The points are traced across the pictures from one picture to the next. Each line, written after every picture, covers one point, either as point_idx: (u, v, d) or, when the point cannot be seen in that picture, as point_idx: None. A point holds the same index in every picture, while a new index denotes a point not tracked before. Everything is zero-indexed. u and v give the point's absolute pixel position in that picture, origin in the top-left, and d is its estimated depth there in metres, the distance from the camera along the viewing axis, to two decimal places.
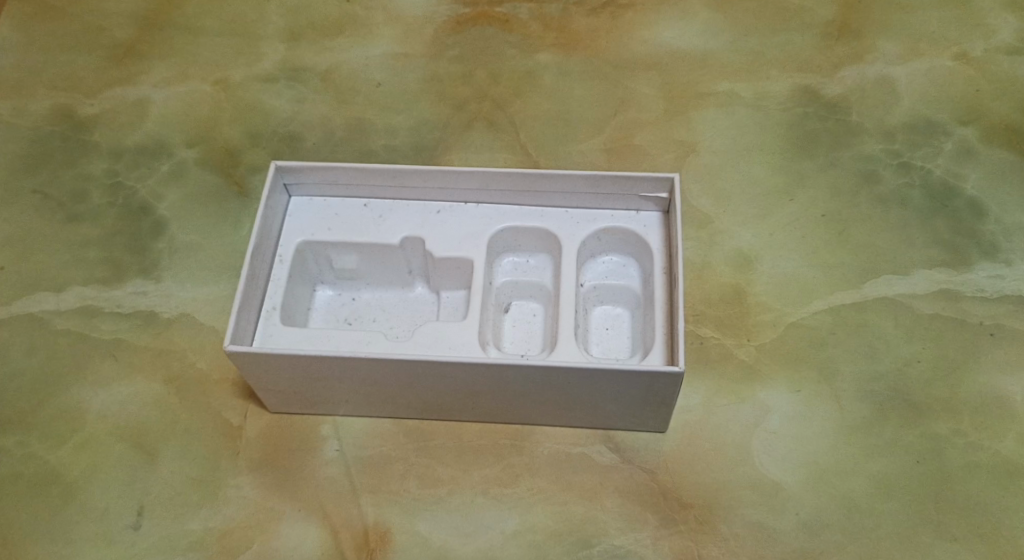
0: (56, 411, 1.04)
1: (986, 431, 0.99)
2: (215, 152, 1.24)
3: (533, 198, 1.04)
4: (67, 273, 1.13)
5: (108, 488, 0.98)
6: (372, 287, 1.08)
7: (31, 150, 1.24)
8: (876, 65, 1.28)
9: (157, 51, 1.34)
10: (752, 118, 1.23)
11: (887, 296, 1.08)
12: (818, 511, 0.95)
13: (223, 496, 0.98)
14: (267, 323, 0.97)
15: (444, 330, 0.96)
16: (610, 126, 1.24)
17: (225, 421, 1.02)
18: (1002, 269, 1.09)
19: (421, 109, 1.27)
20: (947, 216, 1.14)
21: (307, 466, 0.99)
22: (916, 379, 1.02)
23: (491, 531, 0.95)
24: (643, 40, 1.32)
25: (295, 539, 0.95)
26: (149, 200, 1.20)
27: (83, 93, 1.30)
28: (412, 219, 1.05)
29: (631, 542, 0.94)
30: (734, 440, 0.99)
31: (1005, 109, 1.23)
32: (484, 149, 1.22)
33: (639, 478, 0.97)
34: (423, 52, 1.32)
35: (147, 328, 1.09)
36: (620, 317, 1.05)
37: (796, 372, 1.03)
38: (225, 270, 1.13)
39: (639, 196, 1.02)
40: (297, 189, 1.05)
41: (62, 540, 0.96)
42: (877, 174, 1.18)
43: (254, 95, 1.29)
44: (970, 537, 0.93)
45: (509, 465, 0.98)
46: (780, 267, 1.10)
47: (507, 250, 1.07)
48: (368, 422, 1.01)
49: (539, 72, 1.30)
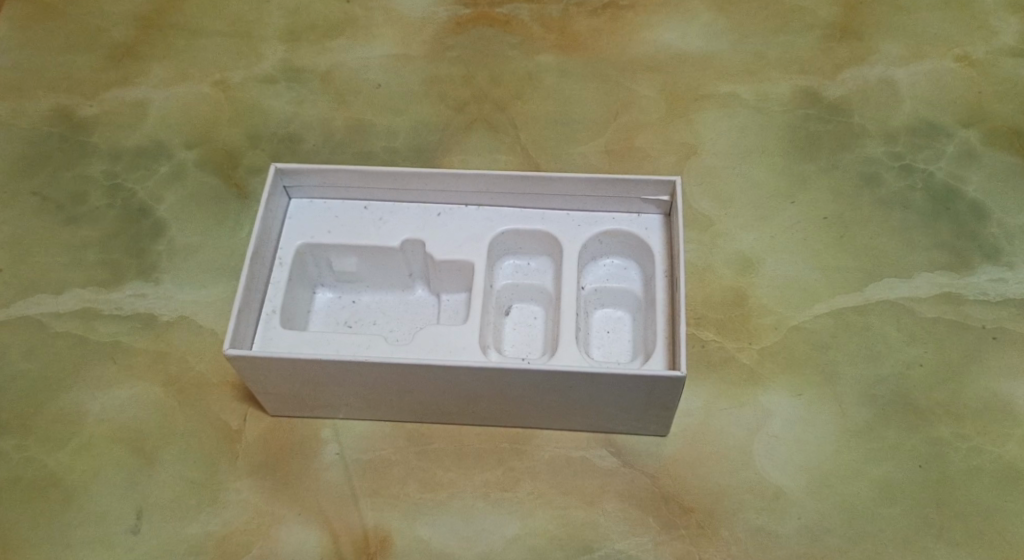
0: (55, 415, 1.03)
1: (988, 435, 0.99)
2: (215, 154, 1.23)
3: (533, 201, 1.04)
4: (66, 275, 1.13)
5: (108, 491, 0.98)
6: (372, 289, 1.08)
7: (30, 151, 1.24)
8: (878, 67, 1.27)
9: (156, 52, 1.33)
10: (753, 120, 1.23)
11: (889, 300, 1.07)
12: (819, 516, 0.94)
13: (222, 499, 0.97)
14: (266, 326, 0.97)
15: (444, 334, 0.96)
16: (611, 128, 1.23)
17: (224, 425, 1.02)
18: (1004, 273, 1.09)
19: (422, 111, 1.26)
20: (949, 219, 1.14)
21: (306, 470, 0.99)
22: (918, 383, 1.02)
23: (492, 535, 0.94)
24: (644, 41, 1.31)
25: (295, 544, 0.95)
26: (148, 202, 1.19)
27: (83, 94, 1.29)
28: (412, 221, 1.04)
29: (632, 546, 0.94)
30: (736, 444, 0.99)
31: (1008, 111, 1.23)
32: (484, 151, 1.22)
33: (640, 482, 0.97)
34: (423, 53, 1.32)
35: (146, 331, 1.08)
36: (621, 320, 1.04)
37: (798, 376, 1.02)
38: (225, 272, 1.13)
39: (640, 199, 1.02)
40: (296, 191, 1.05)
41: (61, 544, 0.95)
42: (879, 177, 1.17)
43: (254, 96, 1.29)
44: (972, 542, 0.93)
45: (509, 469, 0.98)
46: (781, 269, 1.10)
47: (507, 252, 1.06)
48: (368, 426, 1.01)
49: (540, 74, 1.29)
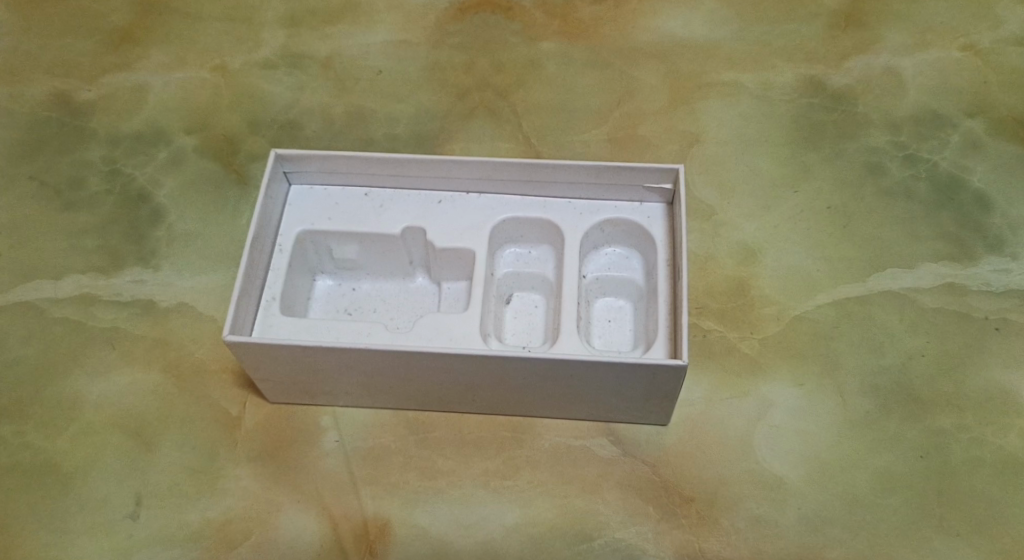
0: (54, 400, 1.03)
1: (990, 426, 0.98)
2: (214, 140, 1.22)
3: (535, 188, 1.03)
4: (65, 260, 1.12)
5: (106, 478, 0.98)
6: (372, 277, 1.07)
7: (28, 136, 1.23)
8: (882, 56, 1.26)
9: (156, 36, 1.32)
10: (757, 109, 1.22)
11: (892, 290, 1.07)
12: (820, 506, 0.94)
13: (221, 487, 0.97)
14: (266, 313, 0.96)
15: (445, 322, 0.95)
16: (613, 116, 1.23)
17: (224, 411, 1.01)
18: (1008, 263, 1.08)
19: (423, 98, 1.25)
20: (953, 209, 1.13)
21: (306, 457, 0.98)
22: (921, 374, 1.01)
23: (492, 524, 0.94)
24: (647, 29, 1.30)
25: (294, 531, 0.94)
26: (147, 188, 1.18)
27: (82, 78, 1.28)
28: (412, 209, 1.04)
29: (631, 536, 0.93)
30: (737, 434, 0.98)
31: (1013, 101, 1.22)
32: (485, 139, 1.21)
33: (641, 472, 0.97)
34: (424, 40, 1.31)
35: (145, 317, 1.08)
36: (621, 309, 1.04)
37: (800, 367, 1.02)
38: (224, 259, 1.12)
39: (642, 187, 1.01)
40: (296, 177, 1.04)
41: (59, 530, 0.95)
42: (882, 167, 1.17)
43: (254, 82, 1.28)
44: (972, 533, 0.92)
45: (509, 458, 0.98)
46: (783, 259, 1.09)
47: (508, 241, 1.06)
48: (367, 413, 1.01)
49: (542, 61, 1.28)
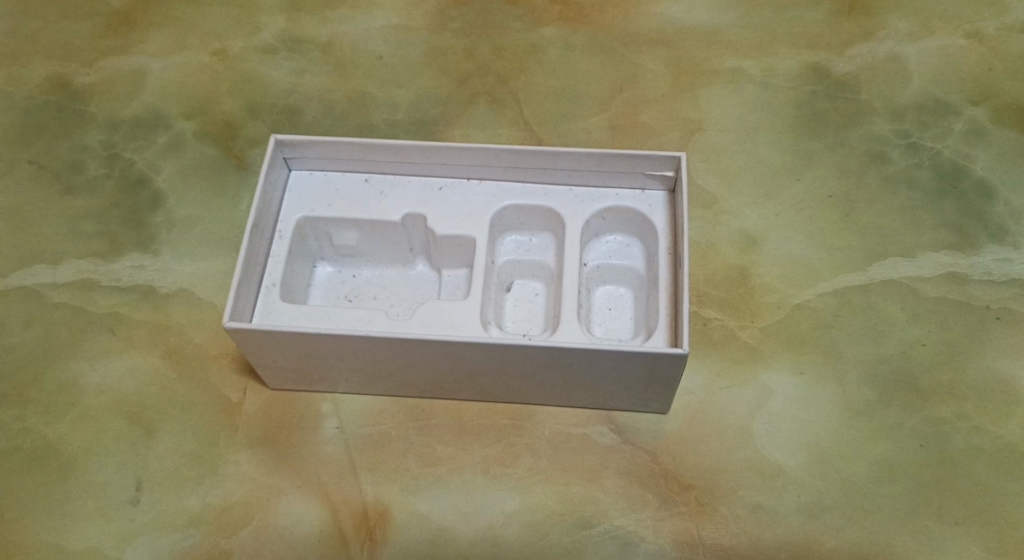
0: (54, 385, 1.03)
1: (989, 415, 0.98)
2: (214, 125, 1.22)
3: (536, 175, 1.02)
4: (64, 245, 1.12)
5: (106, 464, 0.98)
6: (372, 264, 1.07)
7: (27, 120, 1.22)
8: (887, 42, 1.25)
9: (155, 19, 1.31)
10: (759, 95, 1.22)
11: (893, 279, 1.06)
12: (819, 493, 0.94)
13: (221, 472, 0.97)
14: (266, 299, 0.96)
15: (445, 309, 0.95)
16: (615, 103, 1.22)
17: (224, 398, 1.01)
18: (1009, 252, 1.08)
19: (423, 83, 1.24)
20: (956, 198, 1.13)
21: (306, 444, 0.98)
22: (921, 363, 1.01)
23: (492, 510, 0.94)
24: (650, 15, 1.29)
25: (294, 517, 0.95)
26: (147, 173, 1.18)
27: (80, 61, 1.27)
28: (413, 195, 1.03)
29: (631, 522, 0.94)
30: (737, 422, 0.98)
31: (1016, 88, 1.21)
32: (486, 125, 1.20)
33: (640, 459, 0.97)
34: (425, 25, 1.30)
35: (145, 303, 1.07)
36: (622, 297, 1.04)
37: (800, 355, 1.02)
38: (225, 244, 1.12)
39: (643, 174, 1.00)
40: (296, 163, 1.04)
41: (60, 513, 0.95)
42: (885, 155, 1.16)
43: (254, 66, 1.27)
44: (971, 522, 0.93)
45: (509, 445, 0.98)
46: (785, 248, 1.09)
47: (508, 228, 1.06)
48: (367, 400, 1.01)
49: (544, 47, 1.28)
